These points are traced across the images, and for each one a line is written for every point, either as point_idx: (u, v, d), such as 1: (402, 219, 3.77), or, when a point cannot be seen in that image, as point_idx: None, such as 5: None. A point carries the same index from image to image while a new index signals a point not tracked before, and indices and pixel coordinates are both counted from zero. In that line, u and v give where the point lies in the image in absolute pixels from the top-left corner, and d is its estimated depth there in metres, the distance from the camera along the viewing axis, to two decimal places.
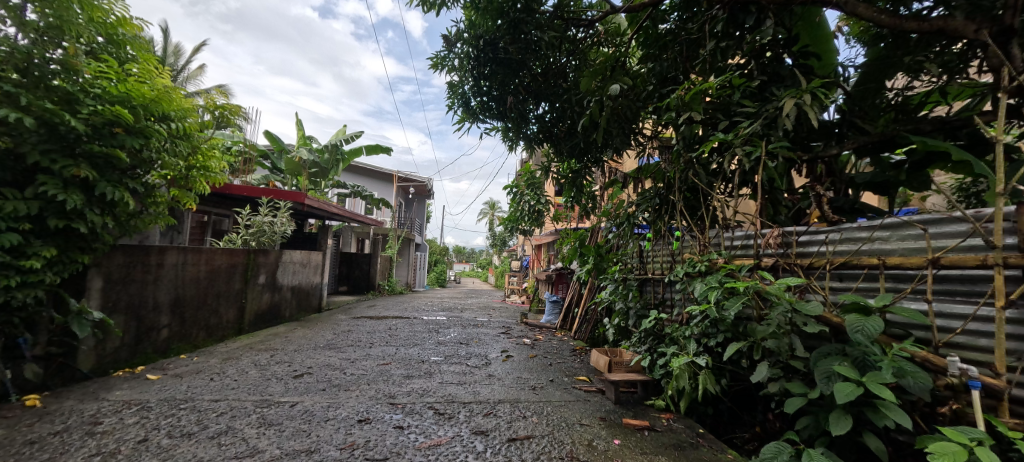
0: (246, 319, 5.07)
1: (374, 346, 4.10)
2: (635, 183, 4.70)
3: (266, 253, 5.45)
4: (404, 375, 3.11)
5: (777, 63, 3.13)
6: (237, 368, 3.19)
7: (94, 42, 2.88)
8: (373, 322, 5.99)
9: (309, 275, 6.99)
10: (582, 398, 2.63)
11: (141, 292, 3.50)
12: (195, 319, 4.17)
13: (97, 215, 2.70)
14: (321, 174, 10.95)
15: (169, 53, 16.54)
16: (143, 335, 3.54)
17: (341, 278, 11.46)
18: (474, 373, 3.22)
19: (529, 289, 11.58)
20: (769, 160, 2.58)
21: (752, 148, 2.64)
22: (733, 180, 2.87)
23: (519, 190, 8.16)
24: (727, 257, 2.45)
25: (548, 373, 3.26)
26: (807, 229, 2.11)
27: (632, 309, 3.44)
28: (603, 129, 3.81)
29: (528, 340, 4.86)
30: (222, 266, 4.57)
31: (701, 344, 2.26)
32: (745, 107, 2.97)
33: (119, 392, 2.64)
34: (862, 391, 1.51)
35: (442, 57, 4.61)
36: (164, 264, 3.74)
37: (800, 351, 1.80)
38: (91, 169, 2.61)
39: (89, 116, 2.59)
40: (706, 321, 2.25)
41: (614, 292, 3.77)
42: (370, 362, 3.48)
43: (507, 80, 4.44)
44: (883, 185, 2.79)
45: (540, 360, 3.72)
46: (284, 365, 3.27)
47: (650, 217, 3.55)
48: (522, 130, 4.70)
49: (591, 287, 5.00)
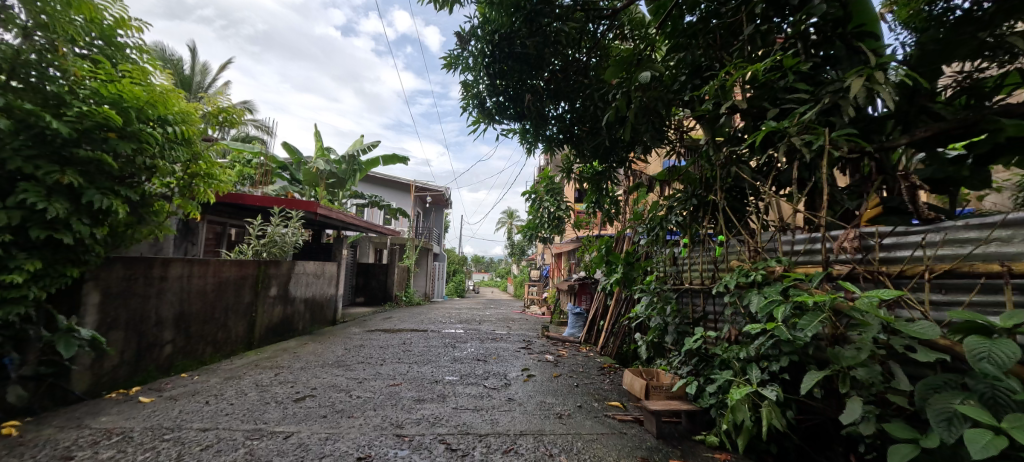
0: (256, 334, 4.87)
1: (386, 363, 3.83)
2: (664, 186, 4.33)
3: (278, 264, 5.27)
4: (415, 398, 2.82)
5: (831, 43, 2.75)
6: (237, 389, 2.95)
7: (90, 44, 2.72)
8: (387, 335, 5.73)
9: (323, 287, 6.80)
10: (617, 431, 2.28)
11: (143, 306, 3.32)
12: (201, 334, 3.97)
13: (86, 225, 2.51)
14: (338, 185, 11.02)
15: (196, 71, 17.04)
16: (145, 352, 3.35)
17: (357, 289, 11.29)
18: (492, 396, 2.89)
19: (550, 299, 11.21)
20: (833, 151, 2.22)
21: (812, 137, 2.28)
22: (788, 176, 2.51)
23: (538, 196, 7.86)
24: (788, 264, 2.10)
25: (575, 396, 2.92)
26: (894, 229, 1.79)
27: (670, 324, 2.94)
28: (631, 125, 3.47)
29: (551, 356, 4.50)
30: (231, 278, 4.39)
31: (764, 369, 1.91)
32: (796, 93, 2.61)
33: (106, 417, 2.40)
34: (1000, 440, 1.18)
35: (455, 55, 4.38)
36: (168, 276, 3.56)
37: (902, 383, 1.46)
38: (77, 175, 2.41)
39: (77, 119, 2.41)
40: (770, 341, 1.90)
41: (650, 305, 3.18)
42: (379, 382, 3.20)
43: (523, 79, 4.16)
44: (943, 182, 2.44)
45: (565, 381, 3.37)
46: (287, 387, 3.01)
47: (685, 221, 3.19)
48: (541, 130, 4.43)
49: (618, 299, 4.63)
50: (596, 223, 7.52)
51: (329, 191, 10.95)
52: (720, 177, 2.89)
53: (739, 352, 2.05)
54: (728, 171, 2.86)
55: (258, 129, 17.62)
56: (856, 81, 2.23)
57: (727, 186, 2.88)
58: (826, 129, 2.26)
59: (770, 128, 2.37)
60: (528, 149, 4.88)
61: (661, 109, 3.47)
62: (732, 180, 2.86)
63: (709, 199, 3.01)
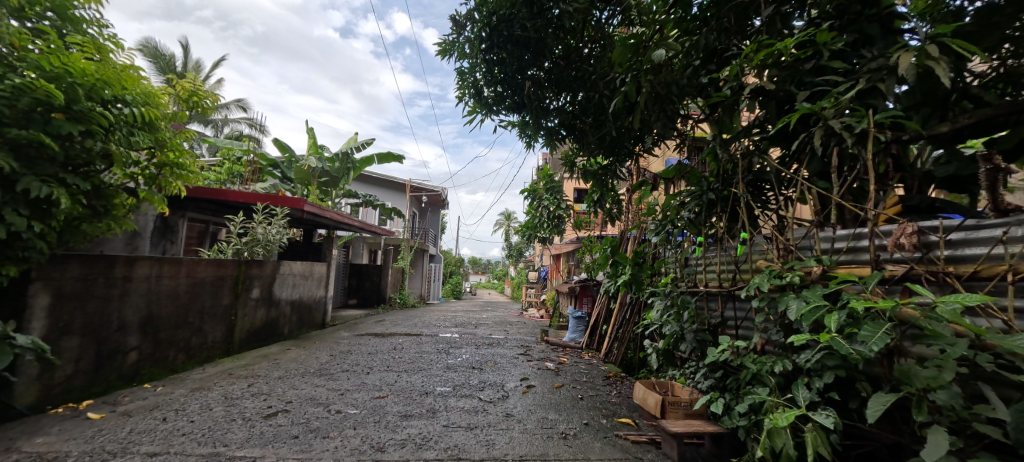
0: (236, 338, 4.54)
1: (373, 372, 3.52)
2: (672, 183, 4.05)
3: (261, 264, 4.95)
4: (401, 414, 2.52)
5: (863, 19, 2.37)
6: (202, 403, 2.64)
7: (41, 18, 2.45)
8: (377, 340, 5.41)
9: (311, 288, 6.47)
10: (632, 455, 2.00)
11: (103, 310, 3.00)
12: (173, 339, 3.65)
13: (22, 216, 2.20)
14: (332, 183, 10.72)
15: (190, 68, 16.78)
16: (105, 360, 3.02)
17: (351, 291, 10.97)
18: (487, 411, 2.58)
19: (550, 301, 10.94)
20: (879, 135, 1.94)
21: (853, 120, 2.00)
22: (821, 166, 2.24)
23: (537, 195, 7.58)
24: (831, 264, 1.82)
25: (580, 411, 2.62)
26: (962, 223, 1.53)
27: (687, 332, 2.55)
28: (640, 114, 3.17)
29: (552, 363, 4.21)
30: (208, 279, 4.07)
31: (813, 387, 1.62)
32: (828, 74, 2.32)
33: (43, 438, 2.08)
34: None
35: (451, 40, 4.10)
36: (133, 277, 3.24)
37: (994, 409, 1.18)
38: (11, 159, 2.10)
39: (12, 94, 2.11)
40: (820, 355, 1.60)
41: (665, 311, 2.79)
42: (363, 394, 2.89)
43: (523, 66, 3.87)
44: (958, 181, 2.15)
45: (568, 392, 3.07)
46: (258, 400, 2.70)
47: (699, 218, 2.90)
48: (542, 122, 4.15)
49: (622, 302, 4.34)
50: (597, 223, 7.24)
51: (322, 189, 10.68)
52: (742, 168, 2.60)
53: (775, 366, 1.76)
54: (752, 162, 2.58)
55: (252, 127, 17.33)
56: (904, 56, 1.94)
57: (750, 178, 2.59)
58: (869, 110, 1.98)
59: (805, 110, 2.08)
60: (528, 142, 4.63)
61: (673, 96, 3.17)
62: (756, 171, 2.57)
63: (729, 193, 2.71)
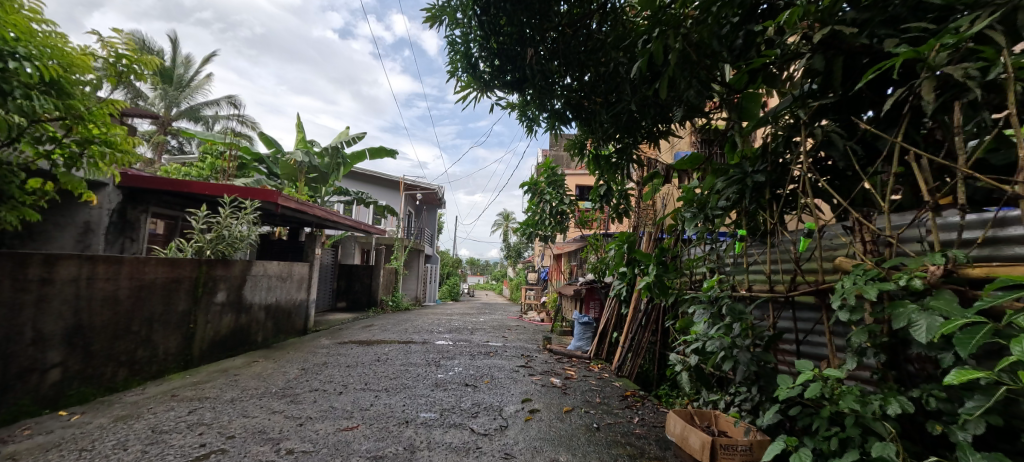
0: (195, 349, 3.98)
1: (345, 392, 2.96)
2: (690, 174, 3.53)
3: (226, 265, 4.38)
4: (370, 455, 1.96)
5: None
6: (119, 438, 2.09)
7: None
8: (360, 350, 4.85)
9: (291, 291, 5.91)
10: None
11: (9, 321, 2.44)
12: (110, 352, 3.08)
13: None
14: (320, 180, 10.01)
15: (178, 63, 16.29)
16: (12, 381, 2.46)
17: (340, 292, 10.40)
18: (481, 450, 2.03)
19: (551, 304, 10.38)
20: (1019, 84, 1.38)
21: (980, 66, 1.44)
22: (917, 135, 1.70)
23: (538, 189, 7.09)
24: (968, 260, 1.28)
25: (599, 449, 2.08)
26: None
27: (737, 351, 1.92)
28: (665, 82, 2.61)
29: (556, 378, 3.67)
30: (158, 281, 3.50)
31: (970, 449, 1.09)
32: (922, 16, 1.75)
33: None
34: None
35: (441, 5, 3.56)
36: (53, 279, 2.68)
37: None
38: None
39: None
40: (985, 401, 1.06)
41: (708, 324, 2.13)
42: (326, 424, 2.33)
43: (523, 32, 3.33)
44: None
45: (578, 419, 2.53)
46: (193, 434, 2.13)
47: (739, 206, 2.34)
48: (546, 101, 3.62)
49: (635, 308, 3.80)
50: (603, 220, 6.68)
51: (312, 187, 10.04)
52: (801, 140, 2.03)
53: (891, 407, 1.24)
54: (814, 131, 2.00)
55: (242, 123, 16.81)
56: None
57: (813, 154, 2.04)
58: (1001, 52, 1.44)
59: (910, 53, 1.51)
60: (529, 127, 4.10)
61: (705, 60, 2.60)
62: (821, 146, 2.02)
63: (782, 173, 2.15)
